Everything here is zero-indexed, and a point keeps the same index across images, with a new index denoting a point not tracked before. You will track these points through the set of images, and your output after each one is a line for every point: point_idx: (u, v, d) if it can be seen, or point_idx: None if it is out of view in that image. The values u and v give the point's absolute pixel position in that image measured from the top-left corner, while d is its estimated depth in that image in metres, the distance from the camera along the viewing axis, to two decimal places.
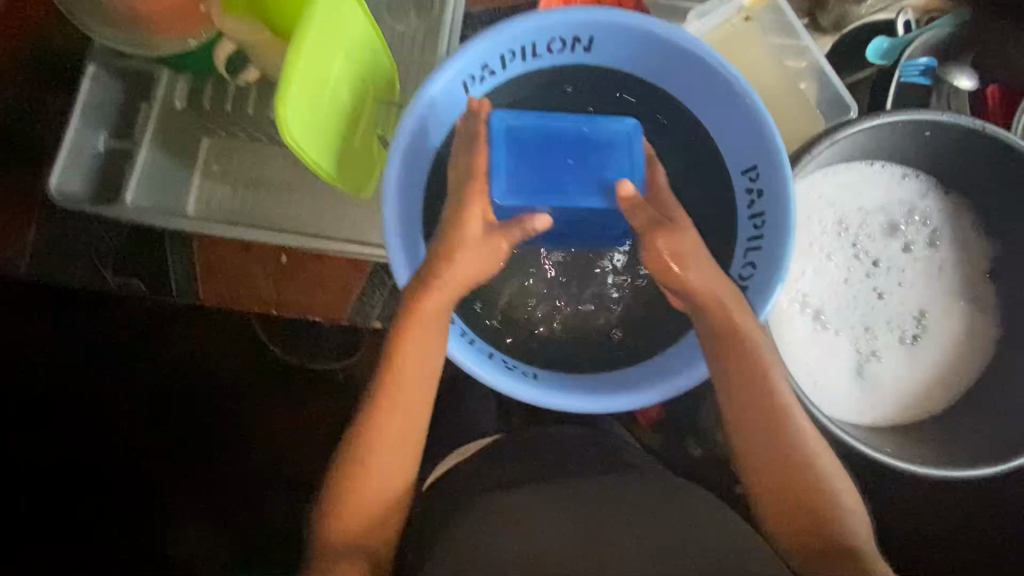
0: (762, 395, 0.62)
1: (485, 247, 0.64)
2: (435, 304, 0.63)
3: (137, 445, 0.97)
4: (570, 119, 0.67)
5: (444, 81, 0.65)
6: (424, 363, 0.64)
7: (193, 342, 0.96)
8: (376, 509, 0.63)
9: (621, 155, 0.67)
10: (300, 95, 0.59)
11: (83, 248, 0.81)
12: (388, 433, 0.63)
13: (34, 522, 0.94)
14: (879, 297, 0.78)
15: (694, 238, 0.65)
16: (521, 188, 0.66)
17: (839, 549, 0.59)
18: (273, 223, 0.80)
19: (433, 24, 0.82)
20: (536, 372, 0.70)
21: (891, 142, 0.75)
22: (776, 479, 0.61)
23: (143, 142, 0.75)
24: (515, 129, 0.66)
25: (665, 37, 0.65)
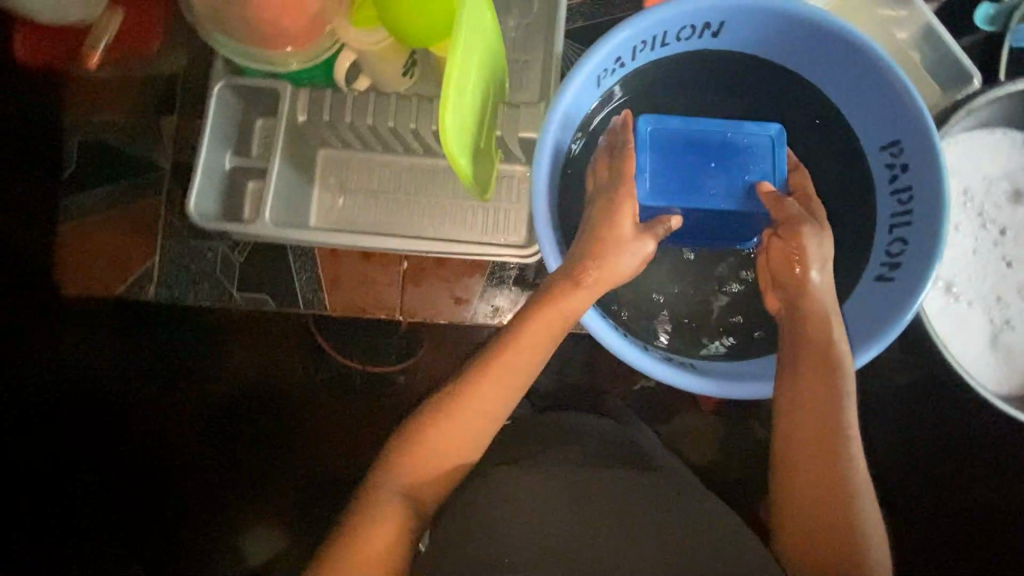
0: (829, 391, 0.59)
1: (633, 245, 0.63)
2: (576, 304, 0.61)
3: (180, 446, 0.91)
4: (716, 124, 0.68)
5: (583, 77, 0.64)
6: (546, 346, 0.62)
7: (261, 350, 0.91)
8: (440, 470, 0.59)
9: (764, 159, 0.67)
10: (454, 101, 0.60)
11: (206, 267, 0.82)
12: (488, 402, 0.60)
13: (37, 523, 0.76)
14: (1008, 266, 0.77)
15: (828, 239, 0.64)
16: (670, 183, 0.67)
17: (847, 558, 0.54)
18: (393, 229, 0.81)
19: (537, 21, 0.83)
20: (690, 362, 0.69)
21: (1012, 107, 0.75)
22: (806, 482, 0.57)
23: (278, 159, 0.74)
24: (661, 134, 0.68)
25: (806, 17, 0.64)
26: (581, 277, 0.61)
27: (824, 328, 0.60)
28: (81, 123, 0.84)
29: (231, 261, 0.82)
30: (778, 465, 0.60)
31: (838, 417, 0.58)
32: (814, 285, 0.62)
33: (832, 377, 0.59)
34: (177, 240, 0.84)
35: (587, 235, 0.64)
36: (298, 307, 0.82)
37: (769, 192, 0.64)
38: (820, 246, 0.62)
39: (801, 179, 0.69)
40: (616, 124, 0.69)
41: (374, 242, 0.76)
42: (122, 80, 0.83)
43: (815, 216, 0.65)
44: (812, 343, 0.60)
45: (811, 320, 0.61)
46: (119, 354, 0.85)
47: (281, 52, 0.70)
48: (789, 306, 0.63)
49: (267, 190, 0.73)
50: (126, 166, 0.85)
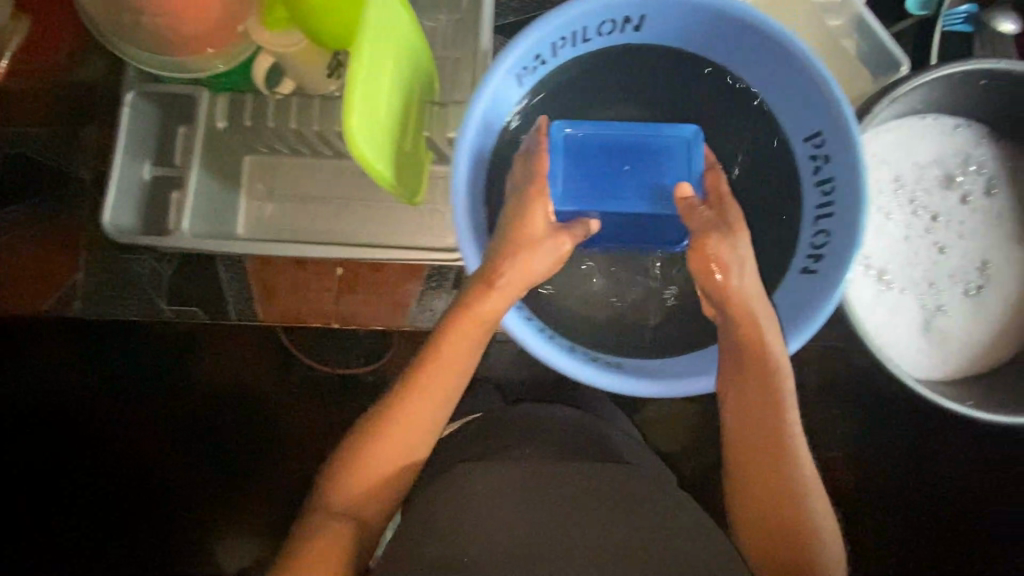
0: (766, 386, 0.62)
1: (549, 244, 0.63)
2: (492, 307, 0.61)
3: (149, 459, 0.95)
4: (626, 126, 0.69)
5: (500, 76, 0.63)
6: (470, 352, 0.62)
7: (211, 365, 0.94)
8: (380, 482, 0.61)
9: (679, 162, 0.68)
10: (363, 105, 0.58)
11: (136, 281, 0.80)
12: (417, 412, 0.61)
13: (34, 521, 0.94)
14: (940, 251, 0.78)
15: (743, 238, 0.65)
16: (578, 188, 0.68)
17: (790, 538, 0.60)
18: (321, 237, 0.80)
19: (463, 17, 0.81)
20: (618, 362, 0.68)
21: (945, 92, 0.74)
22: (754, 469, 0.61)
23: (194, 167, 0.72)
24: (572, 138, 0.69)
25: (718, 10, 0.63)
26: (494, 279, 0.60)
27: (754, 330, 0.62)
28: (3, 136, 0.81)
29: (159, 275, 0.80)
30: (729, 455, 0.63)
31: (782, 418, 0.62)
32: (733, 288, 0.63)
33: (772, 378, 0.62)
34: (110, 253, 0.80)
35: (498, 241, 0.63)
36: (230, 319, 0.81)
37: (685, 198, 0.64)
38: (734, 249, 0.63)
39: (716, 180, 0.68)
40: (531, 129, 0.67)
41: (301, 250, 0.75)
42: (42, 90, 0.81)
43: (726, 222, 0.65)
44: (749, 344, 0.62)
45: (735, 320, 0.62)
46: (80, 368, 0.91)
47: (203, 56, 0.68)
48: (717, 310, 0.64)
49: (186, 200, 0.72)
50: (41, 177, 0.81)
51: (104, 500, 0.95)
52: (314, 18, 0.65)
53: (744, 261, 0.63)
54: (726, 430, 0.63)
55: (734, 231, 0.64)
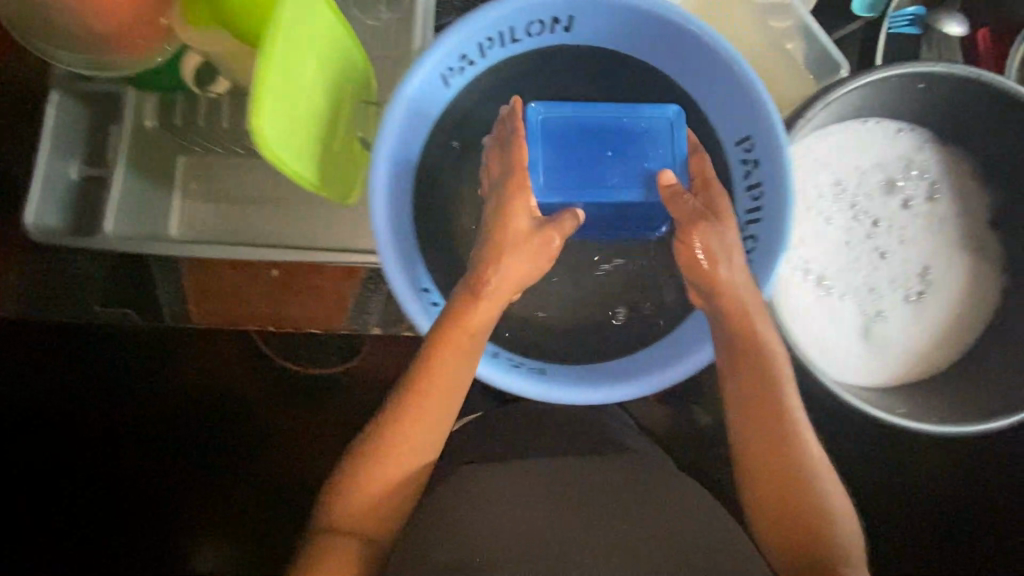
0: (761, 374, 0.62)
1: (534, 248, 0.63)
2: (481, 317, 0.61)
3: (141, 462, 0.99)
4: (612, 109, 0.67)
5: (420, 76, 0.61)
6: (460, 370, 0.61)
7: (201, 365, 0.99)
8: (382, 507, 0.60)
9: (663, 145, 0.66)
10: (275, 105, 0.57)
11: (72, 281, 0.80)
12: (415, 435, 0.60)
13: (34, 521, 0.97)
14: (881, 257, 0.77)
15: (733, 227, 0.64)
16: (561, 179, 0.66)
17: (804, 523, 0.59)
18: (254, 239, 0.77)
19: (405, 15, 0.79)
20: (543, 368, 0.68)
21: (886, 98, 0.73)
22: (760, 457, 0.61)
23: (116, 167, 0.71)
24: (551, 122, 0.67)
25: (645, 11, 0.62)
26: (486, 290, 0.61)
27: (746, 321, 0.62)
28: None
29: (91, 276, 0.80)
30: (736, 443, 0.63)
31: (781, 400, 0.62)
32: (723, 281, 0.62)
33: (768, 364, 0.63)
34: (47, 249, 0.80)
35: (488, 245, 0.63)
36: (163, 321, 0.81)
37: (669, 184, 0.63)
38: (723, 241, 0.63)
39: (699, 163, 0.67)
40: (506, 112, 0.66)
41: (262, 253, 0.75)
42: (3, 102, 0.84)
43: (716, 211, 0.64)
44: (739, 339, 0.62)
45: (729, 310, 0.62)
46: (77, 372, 0.97)
47: (134, 44, 0.66)
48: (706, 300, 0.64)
49: (110, 198, 0.71)
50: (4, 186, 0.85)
51: (104, 500, 0.98)
52: (241, 17, 0.63)
53: (736, 248, 0.63)
54: (731, 420, 0.64)
55: (726, 219, 0.64)
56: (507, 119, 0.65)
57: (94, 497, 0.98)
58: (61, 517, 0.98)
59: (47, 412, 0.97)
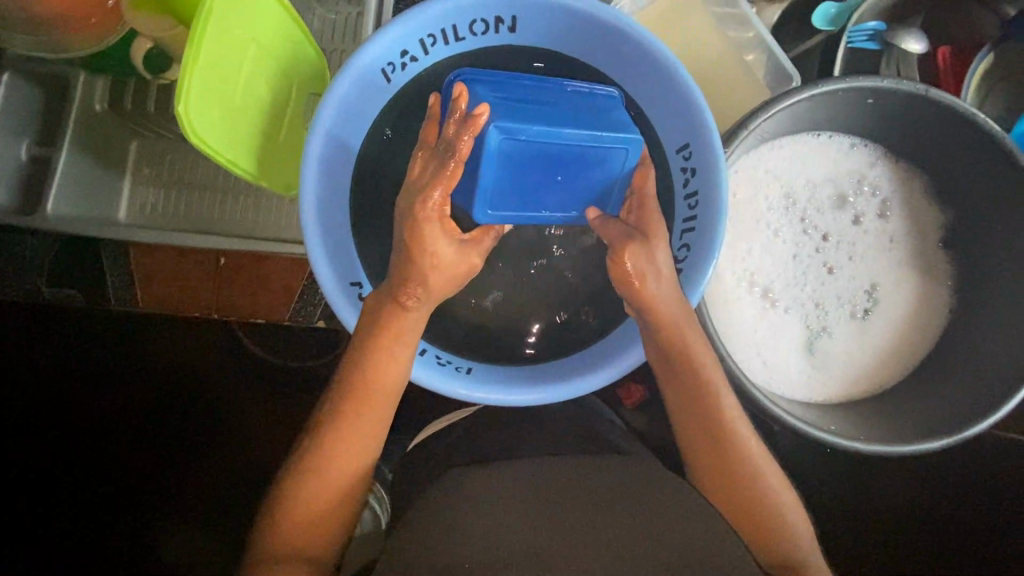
0: (701, 385, 0.64)
1: (461, 262, 0.64)
2: (410, 324, 0.63)
3: (121, 460, 1.00)
4: (573, 137, 0.61)
5: (359, 70, 0.62)
6: (393, 384, 0.64)
7: (166, 353, 0.98)
8: (325, 516, 0.64)
9: (611, 171, 0.64)
10: (204, 91, 0.58)
11: (17, 258, 0.80)
12: (351, 447, 0.64)
13: (34, 522, 1.00)
14: (829, 272, 0.76)
15: (663, 251, 0.64)
16: (503, 199, 0.64)
17: (758, 518, 0.65)
18: (197, 225, 0.78)
19: (363, 10, 0.79)
20: (470, 367, 0.68)
21: (835, 114, 0.72)
22: (713, 464, 0.65)
23: (61, 147, 0.72)
24: (511, 146, 0.61)
25: (585, 14, 0.62)
26: (413, 304, 0.62)
27: (678, 334, 0.63)
28: None
29: (40, 256, 0.80)
30: (687, 453, 0.67)
31: (719, 409, 0.65)
32: (652, 298, 0.62)
33: (704, 370, 0.64)
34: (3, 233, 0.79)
35: (407, 261, 0.62)
36: (108, 302, 0.81)
37: (596, 217, 0.66)
38: (652, 264, 0.62)
39: (641, 177, 0.66)
40: (466, 117, 0.59)
41: (205, 240, 0.75)
42: None
43: (647, 235, 0.64)
44: (675, 344, 0.63)
45: (659, 322, 0.62)
46: (50, 358, 0.98)
47: (88, 23, 0.67)
48: (636, 308, 0.64)
49: (52, 179, 0.72)
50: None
51: (102, 502, 1.00)
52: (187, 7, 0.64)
53: (666, 273, 0.62)
54: (679, 433, 0.67)
55: (658, 246, 0.63)
56: (458, 134, 0.59)
57: (88, 497, 1.00)
58: (58, 520, 1.01)
59: (37, 409, 0.99)
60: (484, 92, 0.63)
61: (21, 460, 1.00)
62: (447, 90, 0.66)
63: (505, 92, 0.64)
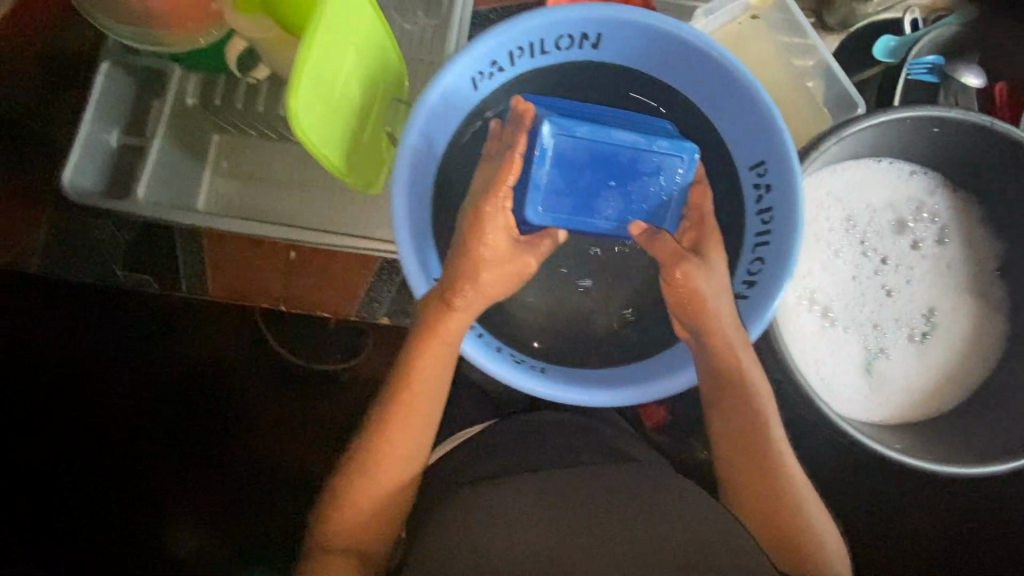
0: (747, 408, 0.67)
1: (511, 262, 0.66)
2: (455, 326, 0.64)
3: (137, 453, 1.04)
4: (623, 141, 0.67)
5: (452, 76, 0.65)
6: (438, 375, 0.66)
7: (193, 346, 1.05)
8: (373, 514, 0.66)
9: (666, 183, 0.68)
10: (310, 88, 0.60)
11: (98, 243, 0.81)
12: (398, 448, 0.66)
13: (33, 521, 1.00)
14: (888, 295, 0.78)
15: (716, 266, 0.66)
16: (555, 203, 0.68)
17: (795, 540, 0.66)
18: (271, 217, 0.80)
19: (440, 22, 0.83)
20: (544, 367, 0.69)
21: (897, 141, 0.75)
22: (753, 484, 0.67)
23: (156, 137, 0.75)
24: (567, 147, 0.66)
25: (669, 33, 0.65)
26: (459, 303, 0.63)
27: (735, 352, 0.65)
28: None
29: (117, 240, 0.81)
30: (725, 472, 0.69)
31: (768, 439, 0.67)
32: (716, 313, 0.63)
33: (753, 400, 0.67)
34: (78, 219, 0.80)
35: (460, 263, 0.64)
36: (180, 290, 0.83)
37: (641, 231, 0.67)
38: (711, 279, 0.64)
39: (700, 196, 0.69)
40: (521, 115, 0.66)
41: (274, 232, 0.76)
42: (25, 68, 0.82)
43: (699, 253, 0.67)
44: (724, 370, 0.65)
45: (718, 337, 0.64)
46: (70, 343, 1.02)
47: (181, 24, 0.71)
48: (695, 327, 0.65)
49: (145, 167, 0.74)
50: (20, 137, 0.83)
51: (103, 496, 1.02)
52: (293, 14, 0.68)
53: (723, 293, 0.64)
54: (721, 453, 0.69)
55: (710, 264, 0.65)
56: (516, 133, 0.66)
57: (95, 494, 1.02)
58: (64, 516, 1.01)
59: (45, 402, 1.02)
60: (547, 109, 0.68)
61: (26, 458, 1.02)
62: (512, 104, 0.68)
63: (563, 108, 0.70)
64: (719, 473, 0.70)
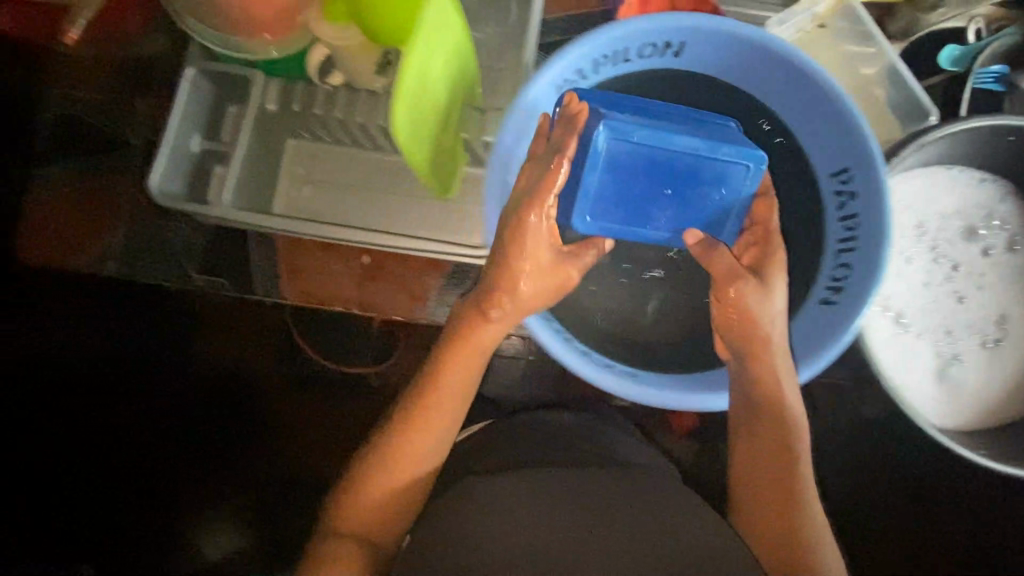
0: (772, 421, 0.66)
1: (550, 273, 0.64)
2: (489, 334, 0.66)
3: (147, 457, 1.03)
4: (682, 148, 0.63)
5: (540, 84, 0.66)
6: (467, 379, 0.67)
7: (212, 349, 1.02)
8: (386, 506, 0.65)
9: (729, 192, 0.66)
10: (408, 98, 0.61)
11: (172, 247, 0.83)
12: (422, 443, 0.66)
13: (33, 521, 1.02)
14: (959, 301, 0.78)
15: (779, 293, 0.66)
16: (605, 211, 0.67)
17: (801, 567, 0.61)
18: (347, 222, 0.81)
19: (509, 29, 0.84)
20: (631, 370, 0.69)
21: (970, 149, 0.75)
22: (763, 500, 0.65)
23: (242, 143, 0.75)
24: (621, 154, 0.63)
25: (756, 42, 0.65)
26: (494, 314, 0.65)
27: (770, 360, 0.65)
28: (66, 98, 0.85)
29: (194, 244, 0.82)
30: (740, 486, 0.67)
31: (795, 472, 0.65)
32: (760, 327, 0.64)
33: (784, 421, 0.66)
34: (157, 222, 0.82)
35: (499, 270, 0.64)
36: (258, 295, 0.84)
37: (697, 242, 0.65)
38: (763, 301, 0.64)
39: (765, 210, 0.68)
40: (574, 117, 0.63)
41: (353, 236, 0.76)
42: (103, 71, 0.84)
43: (756, 271, 0.67)
44: (760, 392, 0.65)
45: (758, 349, 0.65)
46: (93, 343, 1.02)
47: (259, 37, 0.72)
48: (735, 337, 0.65)
49: (231, 173, 0.75)
50: (96, 139, 0.85)
51: (104, 498, 1.03)
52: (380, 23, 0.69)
53: (776, 318, 0.64)
54: (738, 465, 0.68)
55: (766, 286, 0.65)
56: (566, 137, 0.62)
57: (94, 495, 1.02)
58: (63, 516, 1.02)
59: (50, 401, 1.02)
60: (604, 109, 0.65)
61: (25, 458, 1.03)
62: (567, 98, 0.65)
63: (620, 106, 0.66)
64: (732, 487, 0.69)
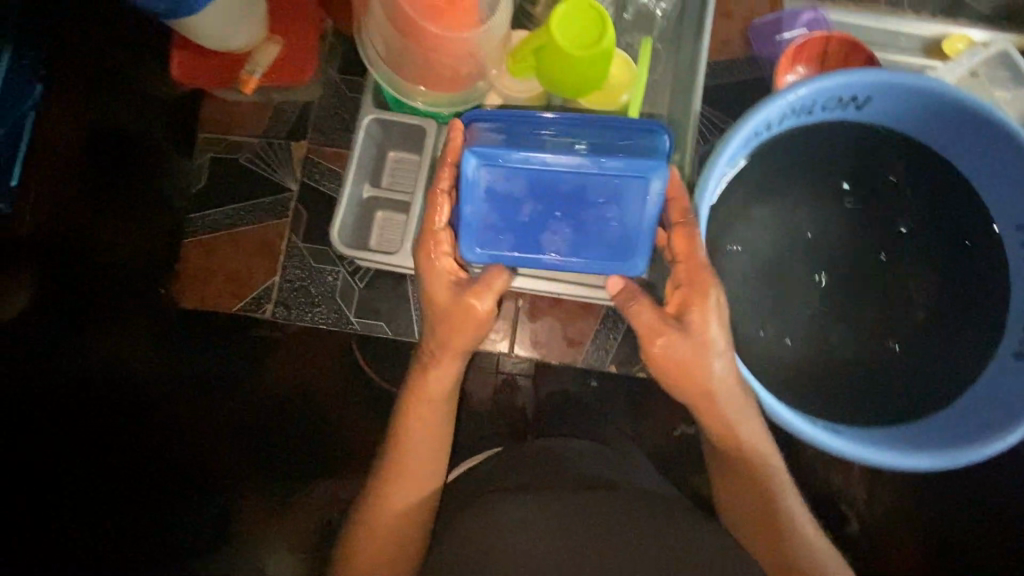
0: (754, 456, 0.63)
1: (466, 314, 0.61)
2: (438, 383, 0.64)
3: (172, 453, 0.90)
4: (564, 167, 0.60)
5: (736, 142, 0.65)
6: (429, 429, 0.64)
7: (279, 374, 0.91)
8: (380, 561, 0.60)
9: (631, 209, 0.61)
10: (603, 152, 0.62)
11: (329, 286, 0.85)
12: (411, 486, 0.63)
13: (34, 522, 0.87)
14: None
15: (714, 335, 0.59)
16: (491, 239, 0.62)
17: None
18: None
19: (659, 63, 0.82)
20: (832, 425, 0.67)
21: None
22: (757, 520, 0.62)
23: (420, 192, 0.75)
24: (497, 178, 0.61)
25: (952, 100, 0.66)
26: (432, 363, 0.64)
27: (712, 407, 0.61)
28: (215, 142, 0.87)
29: (351, 284, 0.85)
30: (727, 512, 0.65)
31: (786, 513, 0.62)
32: (701, 373, 0.60)
33: (765, 459, 0.64)
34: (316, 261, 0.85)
35: (428, 323, 0.64)
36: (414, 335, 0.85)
37: (623, 290, 0.62)
38: (693, 345, 0.59)
39: (684, 241, 0.61)
40: (455, 143, 0.63)
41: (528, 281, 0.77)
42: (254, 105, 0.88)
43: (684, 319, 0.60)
44: (726, 441, 0.63)
45: (702, 397, 0.61)
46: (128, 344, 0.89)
47: (413, 88, 0.72)
48: (678, 388, 0.61)
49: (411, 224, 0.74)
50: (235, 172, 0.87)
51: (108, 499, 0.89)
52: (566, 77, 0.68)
53: (714, 367, 0.60)
54: (720, 494, 0.66)
55: (699, 334, 0.59)
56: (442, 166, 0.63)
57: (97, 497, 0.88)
58: (63, 518, 0.88)
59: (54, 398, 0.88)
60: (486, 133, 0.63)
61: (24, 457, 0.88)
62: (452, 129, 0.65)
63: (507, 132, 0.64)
64: (723, 509, 0.66)
